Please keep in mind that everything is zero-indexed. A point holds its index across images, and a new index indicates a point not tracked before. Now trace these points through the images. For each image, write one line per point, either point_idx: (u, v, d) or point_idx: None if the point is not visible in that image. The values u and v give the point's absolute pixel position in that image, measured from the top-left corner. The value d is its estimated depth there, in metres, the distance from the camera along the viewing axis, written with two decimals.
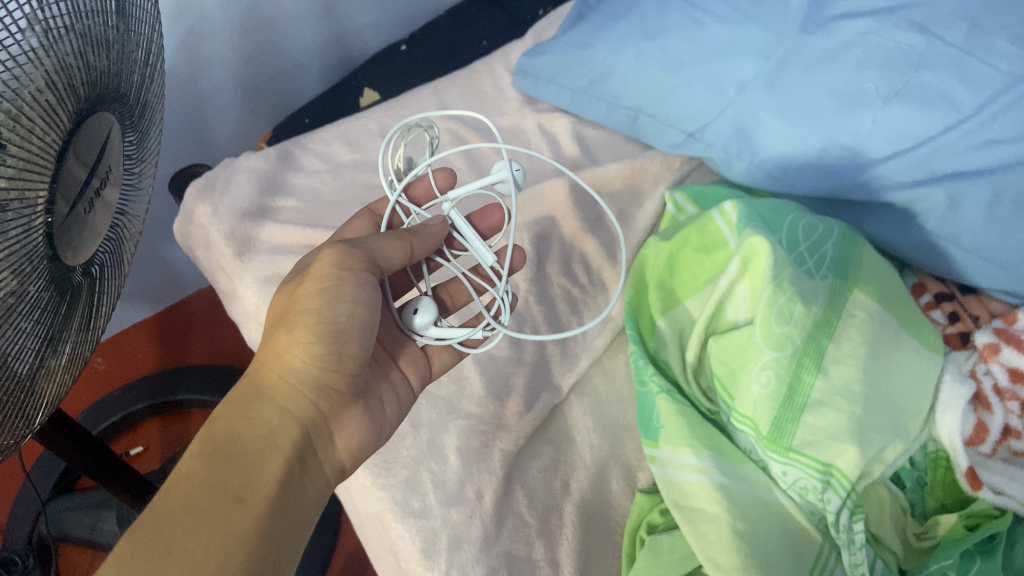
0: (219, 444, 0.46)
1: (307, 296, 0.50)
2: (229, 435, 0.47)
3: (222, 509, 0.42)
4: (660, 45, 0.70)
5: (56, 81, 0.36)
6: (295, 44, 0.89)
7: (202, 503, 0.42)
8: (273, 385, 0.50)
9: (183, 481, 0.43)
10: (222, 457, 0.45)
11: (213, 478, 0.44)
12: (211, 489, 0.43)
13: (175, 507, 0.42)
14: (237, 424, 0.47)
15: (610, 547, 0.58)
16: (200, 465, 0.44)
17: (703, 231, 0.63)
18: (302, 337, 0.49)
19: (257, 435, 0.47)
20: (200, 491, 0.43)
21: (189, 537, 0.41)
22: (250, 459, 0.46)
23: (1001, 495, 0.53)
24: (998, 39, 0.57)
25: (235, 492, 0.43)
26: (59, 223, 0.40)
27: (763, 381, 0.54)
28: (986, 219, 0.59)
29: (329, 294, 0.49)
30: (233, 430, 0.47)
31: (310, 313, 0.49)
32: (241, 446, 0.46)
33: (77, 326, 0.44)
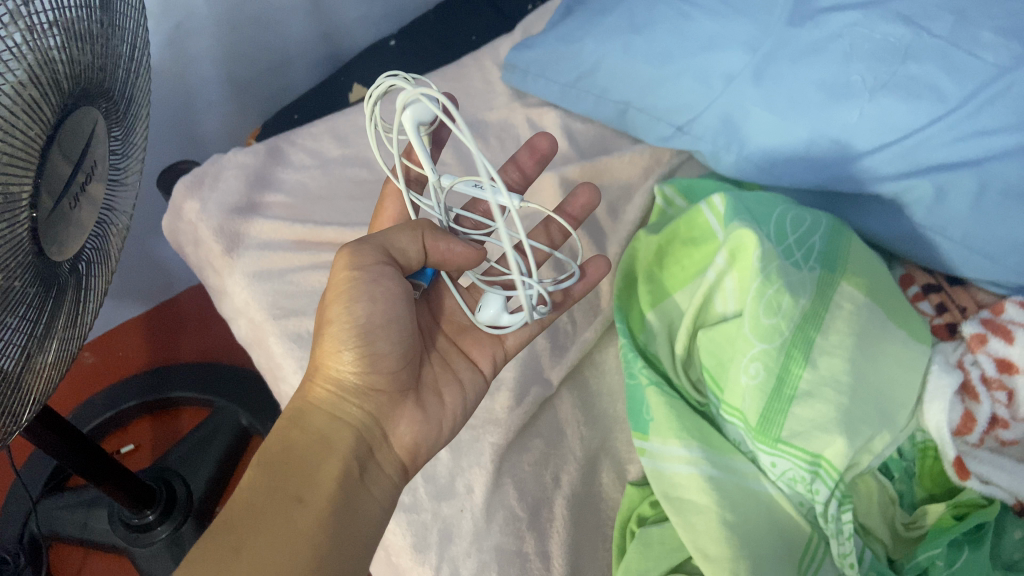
0: (277, 455, 0.48)
1: (331, 304, 0.50)
2: (285, 443, 0.49)
3: (281, 512, 0.45)
4: (648, 39, 0.70)
5: (40, 76, 0.36)
6: (283, 39, 0.89)
7: (263, 509, 0.45)
8: (318, 395, 0.50)
9: (244, 490, 0.46)
10: (280, 465, 0.47)
11: (271, 484, 0.46)
12: (272, 494, 0.46)
13: (237, 515, 0.44)
14: (291, 432, 0.49)
15: (600, 540, 0.58)
16: (258, 474, 0.47)
17: (691, 223, 0.64)
18: (333, 346, 0.49)
19: (311, 443, 0.49)
20: (262, 497, 0.45)
21: (253, 540, 0.43)
22: (305, 463, 0.48)
23: (988, 484, 0.54)
24: (985, 31, 0.58)
25: (295, 494, 0.46)
26: (44, 219, 0.40)
27: (751, 373, 0.54)
28: (973, 209, 0.60)
29: (344, 298, 0.49)
30: (289, 439, 0.49)
31: (333, 320, 0.49)
32: (295, 452, 0.48)
33: (64, 322, 0.43)
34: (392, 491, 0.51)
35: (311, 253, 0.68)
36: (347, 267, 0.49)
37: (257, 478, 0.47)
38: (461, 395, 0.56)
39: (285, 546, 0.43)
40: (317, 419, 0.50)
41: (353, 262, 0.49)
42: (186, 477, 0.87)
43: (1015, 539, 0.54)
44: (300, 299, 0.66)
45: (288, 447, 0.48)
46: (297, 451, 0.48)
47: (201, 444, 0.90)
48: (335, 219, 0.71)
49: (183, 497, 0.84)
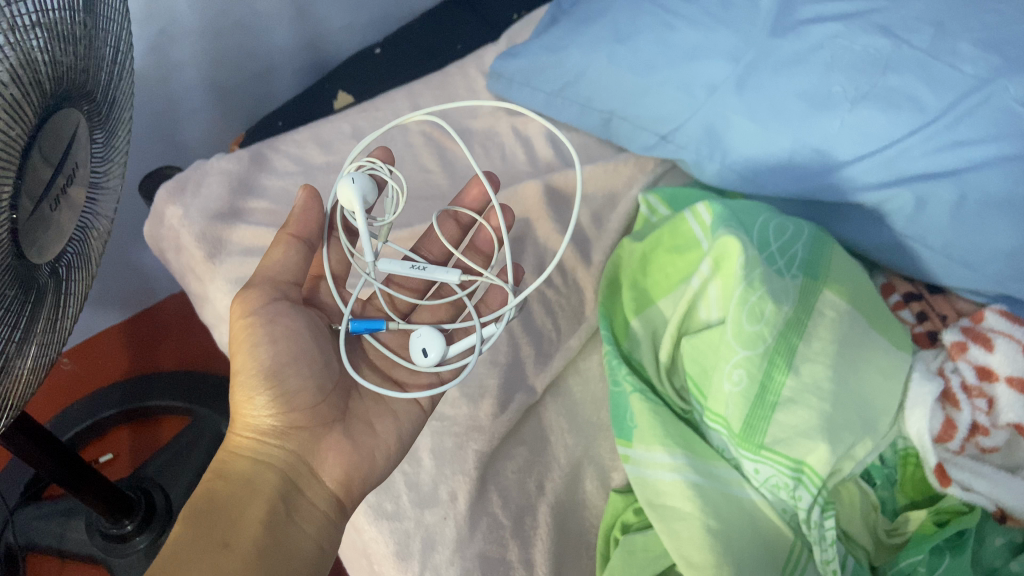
0: (201, 506, 0.47)
1: (234, 357, 0.51)
2: (203, 498, 0.48)
3: (201, 559, 0.43)
4: (631, 48, 0.71)
5: (21, 76, 0.36)
6: (267, 47, 0.89)
7: (186, 556, 0.43)
8: (237, 444, 0.50)
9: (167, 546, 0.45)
10: (204, 515, 0.46)
11: (195, 534, 0.45)
12: (197, 543, 0.44)
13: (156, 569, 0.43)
14: (216, 485, 0.49)
15: (584, 548, 0.58)
16: (184, 527, 0.46)
17: (675, 231, 0.64)
18: (243, 393, 0.50)
19: (236, 489, 0.48)
20: (185, 546, 0.44)
21: None
22: (228, 513, 0.47)
23: (969, 491, 0.54)
24: (964, 43, 0.60)
25: (219, 541, 0.44)
26: (24, 222, 0.39)
27: (735, 380, 0.54)
28: (952, 219, 0.60)
29: (246, 343, 0.50)
30: (213, 492, 0.48)
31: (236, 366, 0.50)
32: (219, 503, 0.47)
33: (42, 328, 0.43)
34: (332, 526, 0.50)
35: None
36: (245, 316, 0.51)
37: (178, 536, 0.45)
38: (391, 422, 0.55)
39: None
40: (238, 468, 0.49)
41: (254, 306, 0.51)
42: (165, 486, 0.86)
43: (996, 546, 0.55)
44: None
45: (210, 502, 0.48)
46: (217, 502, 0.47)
47: (180, 454, 0.89)
48: None
49: (162, 505, 0.84)
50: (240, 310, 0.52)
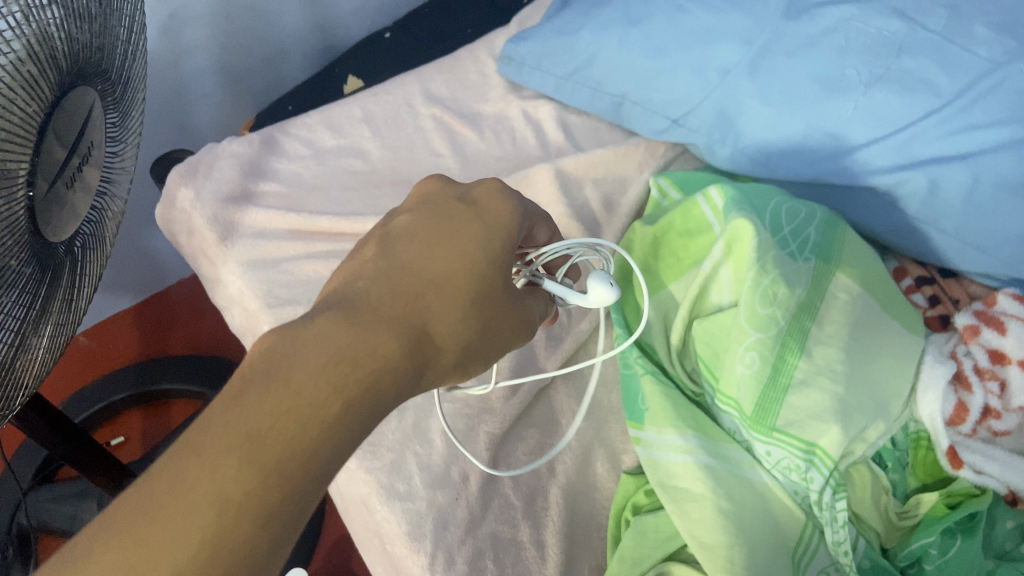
0: (360, 364, 0.34)
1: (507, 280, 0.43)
2: (380, 378, 0.34)
3: (300, 502, 0.30)
4: (643, 31, 0.71)
5: (38, 52, 0.36)
6: (278, 30, 0.89)
7: (304, 428, 0.31)
8: (435, 320, 0.39)
9: (309, 419, 0.31)
10: (365, 380, 0.34)
11: (338, 402, 0.32)
12: (333, 420, 0.32)
13: (286, 454, 0.30)
14: (386, 345, 0.35)
15: (594, 529, 0.58)
16: (337, 379, 0.33)
17: (687, 214, 0.63)
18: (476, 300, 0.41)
19: (395, 372, 0.35)
20: (322, 412, 0.32)
21: (274, 469, 0.30)
22: (372, 401, 0.34)
23: (981, 474, 0.54)
24: (978, 26, 0.59)
25: (351, 441, 0.32)
26: (41, 200, 0.40)
27: (747, 362, 0.54)
28: (965, 202, 0.60)
29: (515, 309, 0.43)
30: (377, 346, 0.35)
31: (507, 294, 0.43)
32: (379, 368, 0.35)
33: (58, 306, 0.43)
34: None
35: (306, 244, 0.68)
36: (510, 330, 0.43)
37: (321, 421, 0.31)
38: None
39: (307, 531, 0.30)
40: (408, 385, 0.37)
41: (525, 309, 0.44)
42: None
43: (1007, 529, 0.55)
44: (294, 287, 0.66)
45: (362, 400, 0.33)
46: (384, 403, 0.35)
47: None
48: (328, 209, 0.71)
49: None
50: (511, 323, 0.43)
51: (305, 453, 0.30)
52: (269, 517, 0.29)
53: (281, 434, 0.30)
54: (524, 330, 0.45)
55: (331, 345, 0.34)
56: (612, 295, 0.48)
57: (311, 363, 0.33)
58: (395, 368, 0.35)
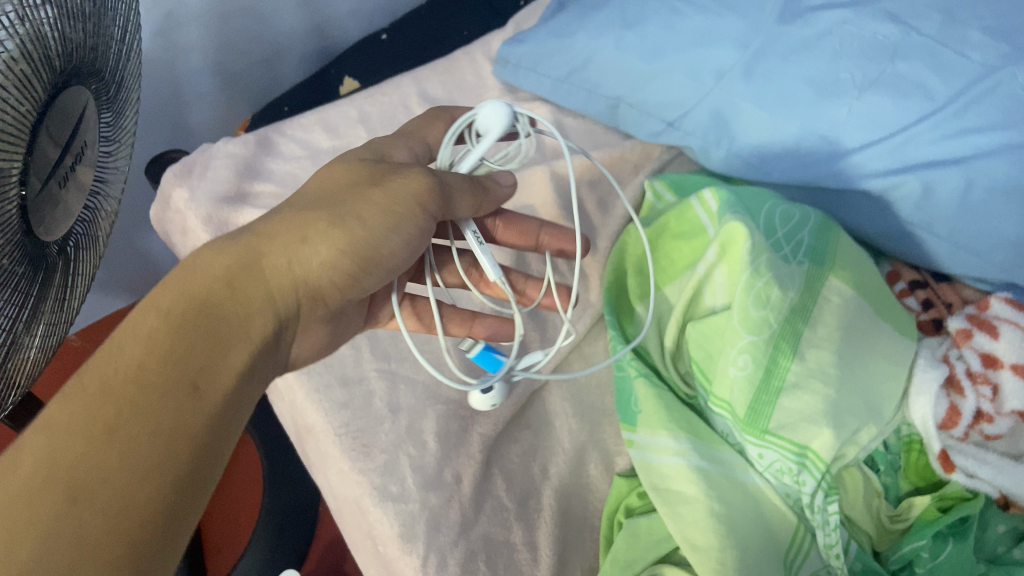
0: (192, 313, 0.39)
1: (373, 207, 0.45)
2: (203, 299, 0.40)
3: (140, 405, 0.35)
4: (639, 34, 0.71)
5: (31, 51, 0.36)
6: (274, 31, 0.89)
7: (149, 380, 0.36)
8: (276, 264, 0.43)
9: (133, 349, 0.37)
10: (194, 327, 0.38)
11: (168, 352, 0.37)
12: (168, 367, 0.37)
13: (111, 379, 0.36)
14: (220, 295, 0.40)
15: (587, 531, 0.58)
16: (167, 330, 0.38)
17: (681, 217, 0.64)
18: (332, 238, 0.44)
19: (233, 314, 0.40)
20: (151, 365, 0.36)
21: (134, 416, 0.35)
22: (209, 345, 0.39)
23: (973, 478, 0.54)
24: (973, 31, 0.60)
25: (189, 379, 0.37)
26: (33, 200, 0.39)
27: (740, 365, 0.54)
28: (959, 205, 0.60)
29: (392, 222, 0.45)
30: (207, 293, 0.40)
31: (369, 219, 0.45)
32: (214, 318, 0.40)
33: (50, 307, 0.43)
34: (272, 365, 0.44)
35: None
36: (416, 195, 0.45)
37: (143, 350, 0.37)
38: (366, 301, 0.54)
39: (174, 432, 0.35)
40: (260, 293, 0.42)
41: (417, 205, 0.46)
42: None
43: (998, 533, 0.55)
44: None
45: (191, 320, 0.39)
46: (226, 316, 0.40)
47: None
48: None
49: None
50: (416, 184, 0.45)
51: (135, 372, 0.36)
52: (110, 425, 0.34)
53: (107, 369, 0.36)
54: (466, 188, 0.47)
55: (161, 293, 0.40)
56: (506, 105, 0.48)
57: (138, 319, 0.38)
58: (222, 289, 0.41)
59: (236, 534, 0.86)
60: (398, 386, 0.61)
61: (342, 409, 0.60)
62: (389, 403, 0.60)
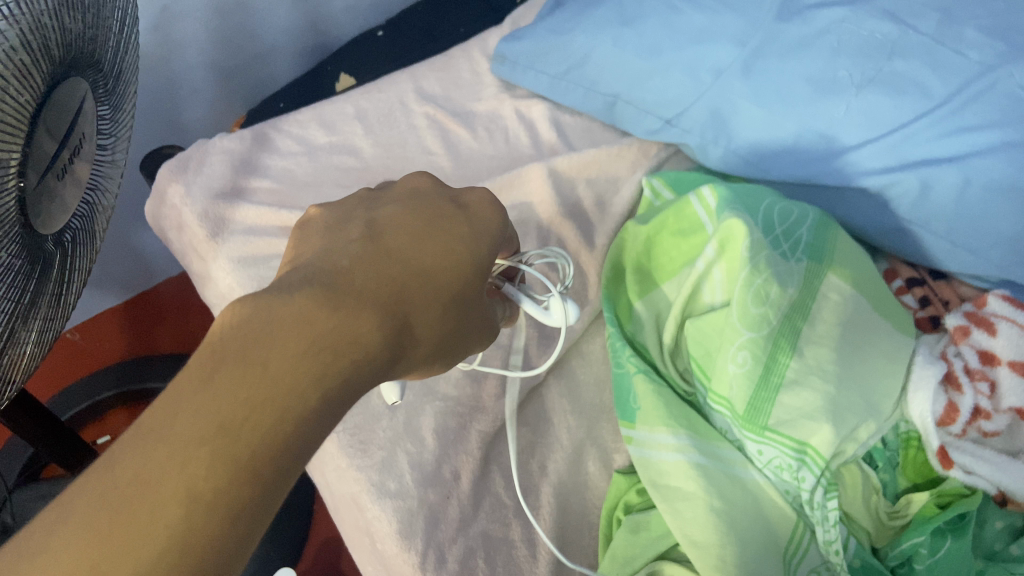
0: (346, 371, 0.33)
1: (477, 311, 0.42)
2: (354, 368, 0.33)
3: (264, 499, 0.29)
4: (637, 31, 0.71)
5: (31, 41, 0.36)
6: (269, 27, 0.88)
7: (286, 445, 0.30)
8: (411, 341, 0.38)
9: (288, 397, 0.30)
10: (343, 391, 0.33)
11: (314, 421, 0.31)
12: (309, 441, 0.31)
13: (245, 441, 0.29)
14: (370, 355, 0.34)
15: (586, 528, 0.58)
16: (322, 381, 0.32)
17: (679, 214, 0.64)
18: (450, 333, 0.40)
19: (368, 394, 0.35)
20: (299, 429, 0.30)
21: (264, 496, 0.28)
22: (344, 419, 0.33)
23: (971, 474, 0.55)
24: (969, 30, 0.60)
25: (309, 458, 0.31)
26: (31, 192, 0.39)
27: (739, 361, 0.54)
28: (956, 203, 0.60)
29: (475, 339, 0.43)
30: (365, 355, 0.34)
31: (471, 325, 0.42)
32: (358, 384, 0.33)
33: (47, 302, 0.42)
34: None
35: None
36: (490, 322, 0.44)
37: (290, 406, 0.30)
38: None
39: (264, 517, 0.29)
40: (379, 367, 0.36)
41: (487, 327, 0.44)
42: None
43: (996, 529, 0.55)
44: None
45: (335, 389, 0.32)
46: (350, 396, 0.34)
47: None
48: (321, 206, 0.70)
49: None
50: (490, 316, 0.44)
51: (277, 438, 0.29)
52: (227, 505, 0.27)
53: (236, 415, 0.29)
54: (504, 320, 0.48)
55: (323, 322, 0.33)
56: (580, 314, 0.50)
57: (295, 347, 0.31)
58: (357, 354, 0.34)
59: None
60: None
61: None
62: (387, 401, 0.60)
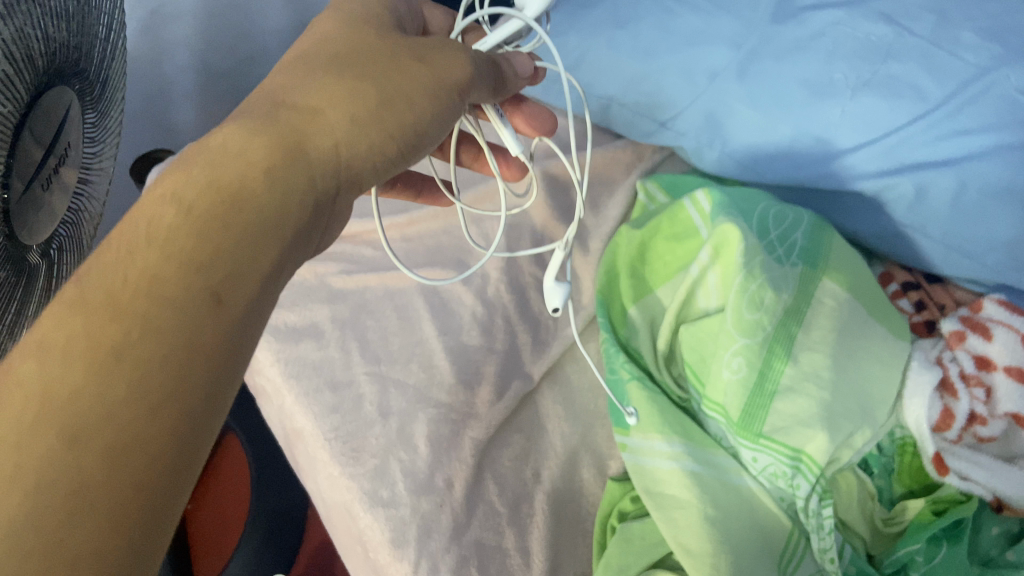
0: (208, 203, 0.33)
1: (419, 92, 0.40)
2: (211, 205, 0.33)
3: (166, 339, 0.29)
4: (632, 34, 0.71)
5: (14, 52, 0.35)
6: (262, 29, 0.88)
7: (154, 287, 0.30)
8: (313, 145, 0.37)
9: (143, 253, 0.31)
10: (211, 220, 0.32)
11: (187, 254, 0.31)
12: (186, 272, 0.31)
13: (118, 291, 0.30)
14: (246, 176, 0.34)
15: (580, 536, 0.58)
16: (178, 225, 0.32)
17: (674, 219, 0.63)
18: (379, 120, 0.39)
19: (268, 202, 0.34)
20: (162, 272, 0.30)
21: (148, 335, 0.29)
22: (236, 234, 0.33)
23: (967, 480, 0.54)
24: (965, 32, 0.59)
25: (211, 287, 0.31)
26: (15, 203, 0.39)
27: (734, 368, 0.54)
28: (952, 208, 0.59)
29: (437, 113, 0.41)
30: (232, 181, 0.34)
31: (415, 99, 0.40)
32: (245, 200, 0.34)
33: (32, 312, 0.42)
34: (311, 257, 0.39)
35: None
36: (456, 74, 0.41)
37: (153, 257, 0.31)
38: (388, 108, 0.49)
39: (196, 350, 0.29)
40: (292, 182, 0.36)
41: (460, 86, 0.41)
42: None
43: (992, 535, 0.55)
44: None
45: (287, 163, 0.36)
46: (250, 211, 0.34)
47: None
48: None
49: None
50: (455, 64, 0.41)
51: (143, 283, 0.30)
52: (118, 353, 0.28)
53: (154, 235, 0.31)
54: (490, 83, 0.44)
55: (167, 179, 0.34)
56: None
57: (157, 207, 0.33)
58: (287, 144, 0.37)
59: (224, 535, 0.84)
60: (388, 390, 0.60)
61: (332, 413, 0.59)
62: (380, 407, 0.59)
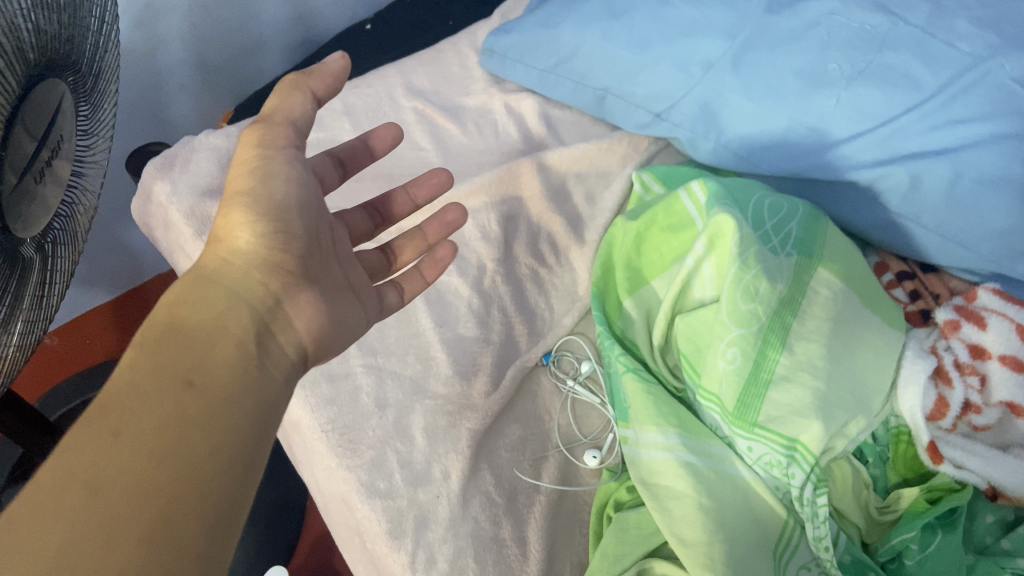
0: (146, 436, 0.33)
1: (219, 301, 0.41)
2: (148, 444, 0.33)
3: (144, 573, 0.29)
4: (625, 24, 0.71)
5: (4, 43, 0.35)
6: (257, 21, 0.88)
7: (102, 529, 0.30)
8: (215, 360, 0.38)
9: (92, 503, 0.31)
10: (156, 450, 0.33)
11: (136, 490, 0.31)
12: (139, 505, 0.31)
13: (72, 538, 0.29)
14: (172, 404, 0.35)
15: (576, 526, 0.58)
16: (116, 468, 0.32)
17: (669, 210, 0.63)
18: (228, 334, 0.40)
19: (201, 423, 0.35)
20: (110, 509, 0.31)
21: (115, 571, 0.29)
22: (176, 455, 0.33)
23: (961, 469, 0.54)
24: (960, 21, 0.60)
25: (167, 508, 0.32)
26: (7, 194, 0.39)
27: (729, 358, 0.54)
28: (947, 197, 0.59)
29: (248, 311, 0.41)
30: (163, 413, 0.34)
31: (219, 312, 0.40)
32: (180, 425, 0.34)
33: (29, 303, 0.41)
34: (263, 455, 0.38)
35: None
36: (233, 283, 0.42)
37: (104, 501, 0.31)
38: (315, 332, 0.45)
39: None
40: (218, 405, 0.36)
41: (241, 281, 0.42)
42: None
43: (987, 523, 0.56)
44: None
45: (208, 419, 0.35)
46: (188, 436, 0.34)
47: None
48: None
49: None
50: (224, 274, 0.42)
51: (105, 527, 0.30)
52: None
53: (105, 495, 0.31)
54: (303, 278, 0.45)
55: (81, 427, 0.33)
56: None
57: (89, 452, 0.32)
58: (219, 433, 0.35)
59: None
60: (385, 381, 0.60)
61: (329, 405, 0.59)
62: (376, 399, 0.60)
